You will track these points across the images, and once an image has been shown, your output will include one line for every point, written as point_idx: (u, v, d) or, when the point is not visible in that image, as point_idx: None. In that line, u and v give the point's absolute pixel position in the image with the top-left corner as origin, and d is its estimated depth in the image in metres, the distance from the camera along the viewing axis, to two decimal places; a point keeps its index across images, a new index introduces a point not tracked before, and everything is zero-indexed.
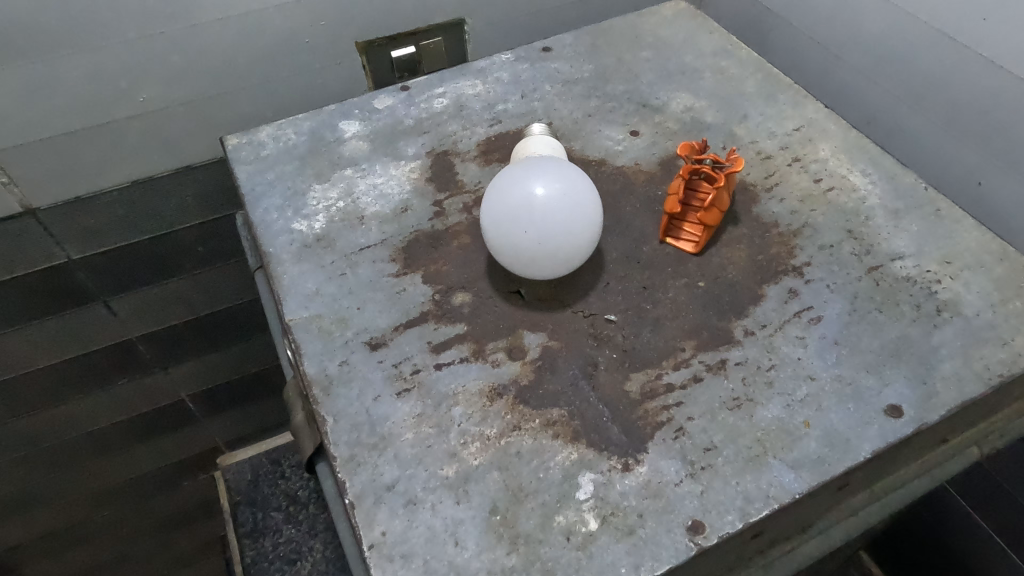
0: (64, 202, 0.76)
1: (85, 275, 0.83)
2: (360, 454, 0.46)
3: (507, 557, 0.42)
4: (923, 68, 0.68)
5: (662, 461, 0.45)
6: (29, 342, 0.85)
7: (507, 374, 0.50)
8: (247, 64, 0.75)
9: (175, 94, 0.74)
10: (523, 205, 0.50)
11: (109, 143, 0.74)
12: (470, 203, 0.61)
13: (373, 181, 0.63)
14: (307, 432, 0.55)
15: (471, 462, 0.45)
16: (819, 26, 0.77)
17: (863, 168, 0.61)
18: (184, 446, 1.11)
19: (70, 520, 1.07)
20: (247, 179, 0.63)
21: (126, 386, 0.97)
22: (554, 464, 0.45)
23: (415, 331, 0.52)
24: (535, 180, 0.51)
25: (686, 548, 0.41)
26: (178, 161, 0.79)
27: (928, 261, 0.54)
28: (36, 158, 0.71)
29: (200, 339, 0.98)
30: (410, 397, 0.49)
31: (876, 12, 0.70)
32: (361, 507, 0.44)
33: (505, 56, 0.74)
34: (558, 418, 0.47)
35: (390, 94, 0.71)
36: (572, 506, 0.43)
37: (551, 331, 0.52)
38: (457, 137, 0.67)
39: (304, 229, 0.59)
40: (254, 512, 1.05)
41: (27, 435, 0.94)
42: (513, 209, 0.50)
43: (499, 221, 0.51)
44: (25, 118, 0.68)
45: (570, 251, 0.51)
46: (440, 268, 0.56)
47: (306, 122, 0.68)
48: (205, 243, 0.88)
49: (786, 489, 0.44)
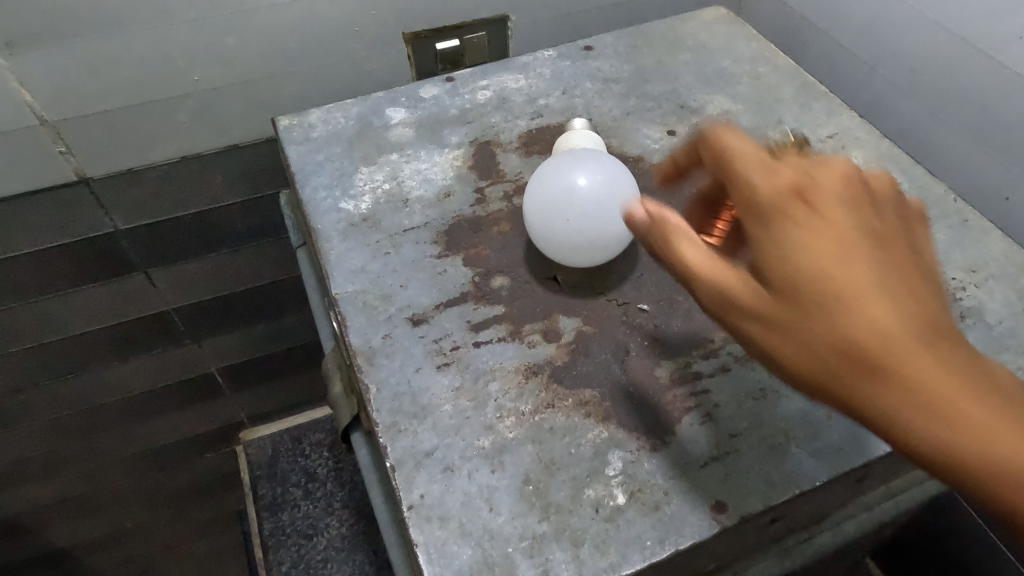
0: (116, 173, 0.79)
1: (130, 246, 0.86)
2: (401, 422, 0.49)
3: (538, 523, 0.44)
4: (956, 83, 0.69)
5: (689, 444, 0.47)
6: (73, 309, 0.89)
7: (542, 355, 0.52)
8: (298, 49, 0.78)
9: (229, 73, 0.76)
10: (558, 174, 0.53)
11: (162, 119, 0.77)
12: (511, 192, 0.64)
13: (417, 167, 0.66)
14: (345, 402, 0.60)
15: (506, 435, 0.48)
16: (857, 37, 0.78)
17: (894, 177, 0.63)
18: (208, 418, 1.15)
19: (97, 482, 1.11)
20: (297, 158, 0.66)
21: (160, 356, 1.00)
22: (585, 441, 0.47)
23: (455, 311, 0.55)
24: (573, 157, 0.54)
25: (709, 526, 0.44)
26: (226, 140, 0.82)
27: (953, 268, 0.56)
28: (94, 130, 0.75)
29: (233, 314, 1.01)
30: (450, 370, 0.51)
31: (913, 27, 0.71)
32: (401, 471, 0.46)
33: (548, 53, 0.77)
34: (590, 399, 0.50)
35: (435, 84, 0.73)
36: (602, 480, 0.46)
37: (586, 316, 0.55)
38: (500, 128, 0.69)
39: (351, 209, 0.62)
40: (274, 487, 1.09)
41: (62, 398, 0.98)
42: (544, 179, 0.54)
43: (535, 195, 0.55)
44: (88, 91, 0.72)
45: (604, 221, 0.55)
46: (481, 251, 0.59)
47: (355, 107, 0.71)
48: (244, 221, 0.91)
49: (807, 477, 0.46)
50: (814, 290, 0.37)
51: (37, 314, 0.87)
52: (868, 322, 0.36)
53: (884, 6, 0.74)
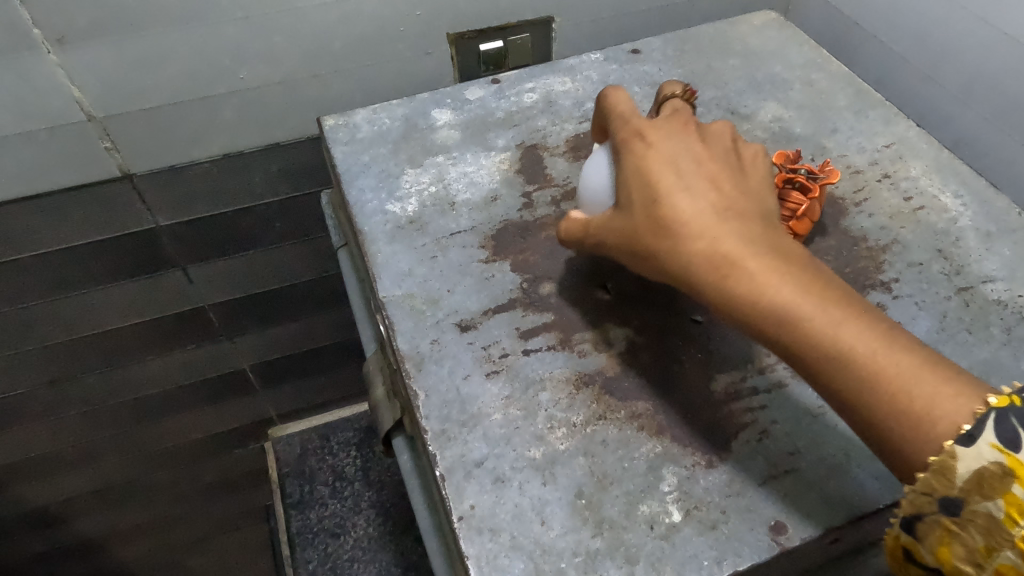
0: (159, 170, 0.79)
1: (169, 242, 0.87)
2: (450, 430, 0.48)
3: (592, 539, 0.43)
4: (1018, 93, 0.67)
5: (745, 461, 0.46)
6: (111, 303, 0.89)
7: (593, 365, 0.51)
8: (343, 48, 0.77)
9: (274, 72, 0.76)
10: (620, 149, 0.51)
11: (206, 117, 0.77)
12: (559, 197, 0.63)
13: (464, 169, 0.65)
14: (387, 407, 0.60)
15: (558, 446, 0.47)
16: (913, 45, 0.76)
17: (955, 190, 0.61)
18: (240, 414, 1.15)
19: (128, 475, 1.12)
20: (343, 158, 0.66)
21: (194, 352, 1.01)
22: (638, 455, 0.46)
23: (504, 317, 0.54)
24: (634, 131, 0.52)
25: (768, 547, 0.42)
26: (268, 139, 0.82)
27: (1019, 286, 0.54)
28: (138, 127, 0.75)
29: (268, 311, 1.01)
30: (499, 378, 0.50)
31: (975, 35, 0.69)
32: (451, 480, 0.45)
33: (594, 56, 0.76)
34: (642, 411, 0.49)
35: (481, 85, 0.72)
36: (656, 497, 0.45)
37: (637, 326, 0.53)
38: (547, 132, 0.68)
39: (397, 211, 0.61)
40: (302, 485, 1.10)
41: (98, 391, 0.99)
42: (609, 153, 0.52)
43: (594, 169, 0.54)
44: (135, 88, 0.72)
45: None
46: (529, 257, 0.58)
47: (400, 108, 0.70)
48: (283, 219, 0.91)
49: (869, 499, 0.44)
50: (712, 264, 0.42)
51: (77, 307, 0.88)
52: (762, 289, 0.41)
53: (943, 12, 0.72)
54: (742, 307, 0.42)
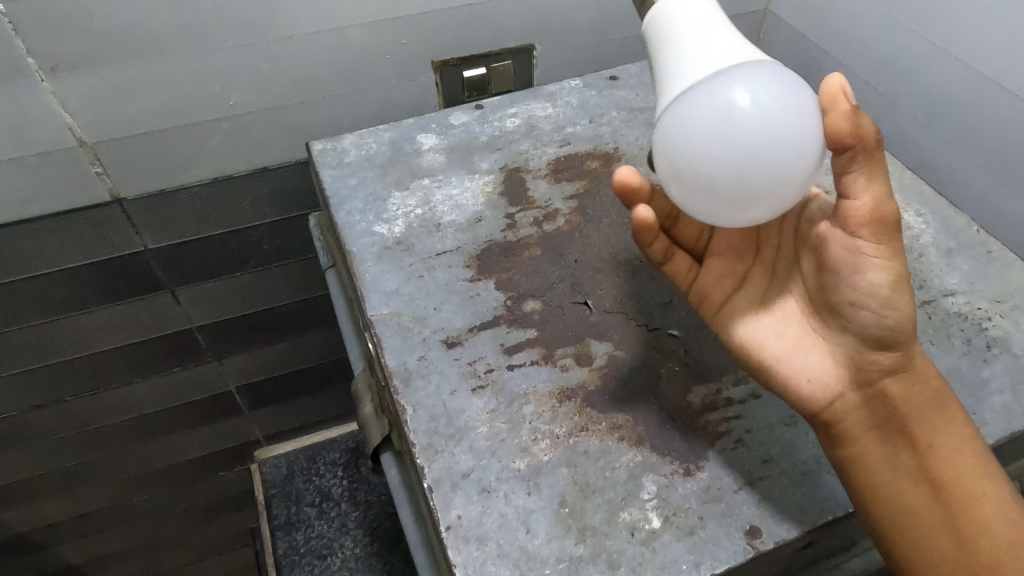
0: (148, 194, 0.81)
1: (158, 264, 0.88)
2: (437, 443, 0.49)
3: (575, 546, 0.45)
4: (975, 116, 0.71)
5: (722, 469, 0.48)
6: (99, 326, 0.90)
7: (575, 379, 0.53)
8: (331, 75, 0.80)
9: (263, 99, 0.78)
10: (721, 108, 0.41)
11: (196, 142, 0.79)
12: (540, 218, 0.65)
13: (449, 192, 0.67)
14: (375, 423, 0.61)
15: (542, 457, 0.49)
16: (876, 71, 0.80)
17: (918, 208, 0.64)
18: (226, 436, 1.15)
19: (112, 499, 1.12)
20: (331, 182, 0.68)
21: (181, 374, 1.01)
22: (619, 465, 0.48)
23: (488, 334, 0.56)
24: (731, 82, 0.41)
25: (744, 551, 0.44)
26: (256, 163, 0.84)
27: (978, 299, 0.57)
28: (129, 152, 0.77)
29: (256, 333, 1.02)
30: (485, 393, 0.52)
31: (933, 62, 0.73)
32: (439, 492, 0.47)
33: (574, 82, 0.79)
34: (623, 422, 0.50)
35: (465, 111, 0.75)
36: (637, 504, 0.46)
37: (617, 341, 0.56)
38: (529, 155, 0.71)
39: (384, 233, 0.63)
40: (288, 507, 1.09)
41: (83, 414, 0.99)
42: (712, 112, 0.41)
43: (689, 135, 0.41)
44: (126, 114, 0.73)
45: (737, 126, 0.40)
46: (512, 276, 0.60)
47: (387, 133, 0.73)
48: (271, 241, 0.92)
49: (839, 503, 0.46)
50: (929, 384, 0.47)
51: (64, 331, 0.88)
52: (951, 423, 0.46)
53: (903, 40, 0.75)
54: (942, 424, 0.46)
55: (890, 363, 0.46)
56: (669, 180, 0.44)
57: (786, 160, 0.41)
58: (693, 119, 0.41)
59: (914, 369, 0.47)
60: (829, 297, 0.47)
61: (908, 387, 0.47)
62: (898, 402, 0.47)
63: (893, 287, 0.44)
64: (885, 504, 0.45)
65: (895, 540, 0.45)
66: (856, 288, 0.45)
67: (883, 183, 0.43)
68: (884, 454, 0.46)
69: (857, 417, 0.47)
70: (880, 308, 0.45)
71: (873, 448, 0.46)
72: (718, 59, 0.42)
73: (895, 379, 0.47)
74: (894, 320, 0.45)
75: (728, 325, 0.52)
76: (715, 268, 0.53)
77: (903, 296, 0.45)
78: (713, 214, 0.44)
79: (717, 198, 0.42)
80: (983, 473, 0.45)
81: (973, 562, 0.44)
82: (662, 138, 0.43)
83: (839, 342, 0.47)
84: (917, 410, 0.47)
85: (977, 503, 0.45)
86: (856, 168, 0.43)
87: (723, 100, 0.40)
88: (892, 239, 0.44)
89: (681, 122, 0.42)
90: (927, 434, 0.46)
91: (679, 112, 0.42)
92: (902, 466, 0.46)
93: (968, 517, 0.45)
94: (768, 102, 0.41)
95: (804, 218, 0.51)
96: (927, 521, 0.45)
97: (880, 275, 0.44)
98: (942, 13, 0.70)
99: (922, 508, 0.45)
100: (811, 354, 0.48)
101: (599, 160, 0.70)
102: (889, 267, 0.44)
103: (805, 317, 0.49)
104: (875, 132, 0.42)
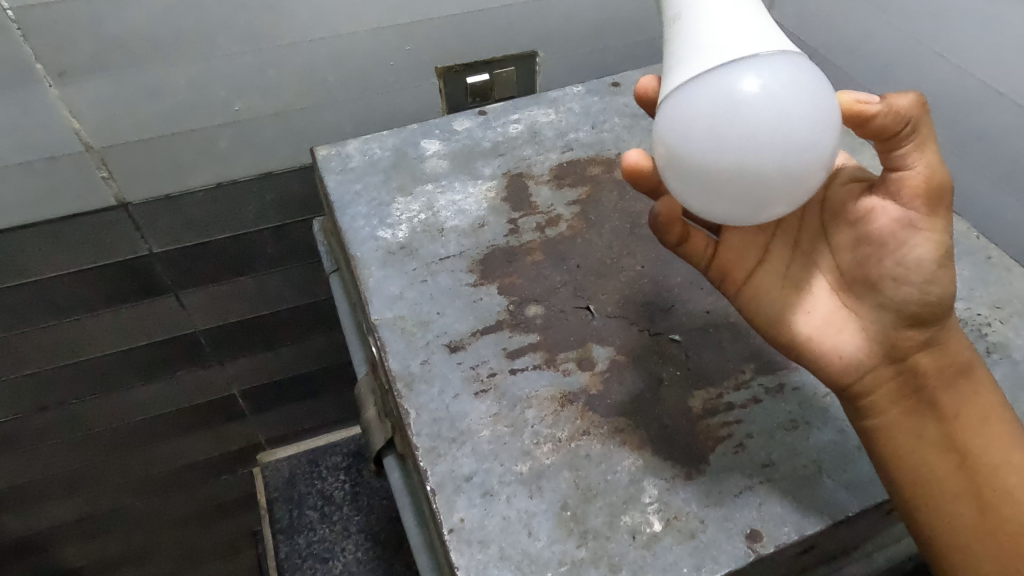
0: (154, 199, 0.82)
1: (163, 268, 0.88)
2: (440, 447, 0.50)
3: (577, 549, 0.45)
4: (975, 123, 0.71)
5: (722, 474, 0.48)
6: (104, 330, 0.91)
7: (577, 383, 0.53)
8: (336, 81, 0.80)
9: (268, 104, 0.79)
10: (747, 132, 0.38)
11: (201, 147, 0.80)
12: (543, 224, 0.66)
13: (452, 197, 0.68)
14: (378, 426, 0.61)
15: (544, 461, 0.49)
16: (877, 78, 0.81)
17: None
18: (229, 440, 1.15)
19: (115, 502, 1.12)
20: (336, 188, 0.68)
21: (184, 377, 1.02)
22: (621, 468, 0.49)
23: (491, 338, 0.56)
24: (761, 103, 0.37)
25: (745, 554, 0.44)
26: (261, 168, 0.85)
27: (979, 304, 0.57)
28: (135, 157, 0.77)
29: (259, 336, 1.02)
30: (488, 397, 0.53)
31: (934, 69, 0.73)
32: (441, 495, 0.47)
33: (576, 89, 0.79)
34: (624, 426, 0.51)
35: (468, 117, 0.76)
36: (638, 508, 0.47)
37: (618, 346, 0.56)
38: (531, 161, 0.71)
39: (388, 237, 0.64)
40: (290, 510, 1.10)
41: (87, 417, 0.99)
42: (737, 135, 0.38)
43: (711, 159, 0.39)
44: (132, 120, 0.74)
45: (791, 124, 0.38)
46: (515, 281, 0.61)
47: (391, 138, 0.73)
48: (275, 245, 0.93)
49: (839, 507, 0.47)
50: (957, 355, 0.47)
51: (69, 334, 0.89)
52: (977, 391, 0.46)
53: (904, 48, 0.76)
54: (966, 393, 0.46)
55: (924, 337, 0.45)
56: (689, 152, 0.39)
57: (816, 160, 0.39)
58: (745, 91, 0.37)
59: (948, 341, 0.46)
60: (868, 271, 0.45)
61: (941, 360, 0.46)
62: (930, 373, 0.46)
63: (939, 261, 0.43)
64: (909, 472, 0.45)
65: (920, 509, 0.45)
66: (900, 262, 0.44)
67: (933, 152, 0.42)
68: (911, 425, 0.46)
69: (886, 389, 0.47)
70: (923, 284, 0.44)
71: (900, 419, 0.46)
72: (747, 73, 0.38)
73: (928, 353, 0.46)
74: (937, 294, 0.44)
75: (756, 299, 0.50)
76: (736, 242, 0.51)
77: (947, 271, 0.43)
78: (724, 204, 0.41)
79: (736, 187, 0.39)
80: (1009, 441, 0.46)
81: (997, 529, 0.44)
82: (696, 104, 0.39)
83: (875, 317, 0.46)
84: (947, 382, 0.46)
85: (1002, 471, 0.45)
86: (906, 142, 0.41)
87: (775, 82, 0.38)
88: (943, 212, 0.43)
89: (730, 90, 0.38)
90: (954, 404, 0.46)
91: (724, 82, 0.38)
92: (929, 436, 0.46)
93: (991, 485, 0.45)
94: (819, 110, 0.39)
95: (834, 182, 0.49)
96: (950, 488, 0.45)
97: (927, 248, 0.43)
98: (942, 21, 0.71)
99: (947, 476, 0.45)
100: (847, 332, 0.47)
101: (601, 166, 0.71)
102: (937, 239, 0.43)
103: (836, 288, 0.48)
104: (914, 101, 0.40)
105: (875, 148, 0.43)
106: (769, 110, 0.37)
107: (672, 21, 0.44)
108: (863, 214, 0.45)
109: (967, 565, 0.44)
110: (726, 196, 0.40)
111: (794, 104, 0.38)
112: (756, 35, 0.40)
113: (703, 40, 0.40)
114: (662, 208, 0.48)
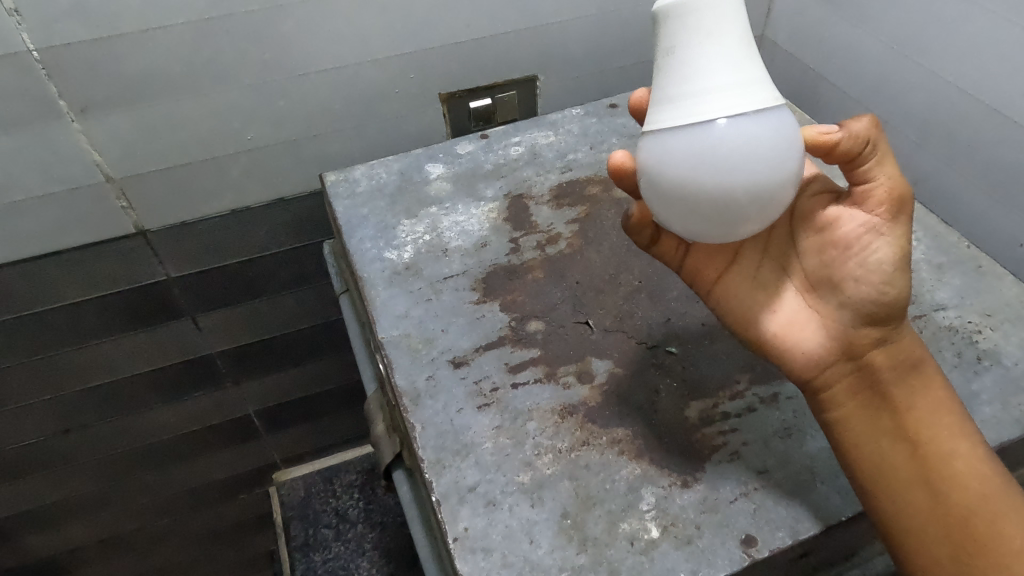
0: (170, 226, 0.85)
1: (179, 292, 0.91)
2: (445, 458, 0.52)
3: (577, 556, 0.46)
4: (965, 135, 0.73)
5: (718, 481, 0.50)
6: (123, 354, 0.94)
7: (577, 396, 0.55)
8: (343, 110, 0.84)
9: (278, 133, 0.82)
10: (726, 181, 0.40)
11: (215, 175, 0.83)
12: (543, 242, 0.68)
13: (455, 219, 0.70)
14: (387, 441, 0.64)
15: (545, 471, 0.51)
16: (869, 92, 0.83)
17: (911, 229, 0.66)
18: (244, 459, 1.18)
19: (135, 522, 1.15)
20: (344, 212, 0.71)
21: (201, 398, 1.04)
22: (619, 477, 0.50)
23: (494, 353, 0.58)
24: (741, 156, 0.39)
25: (740, 559, 0.46)
26: (273, 194, 0.88)
27: (969, 313, 0.59)
28: (151, 187, 0.81)
29: (273, 357, 1.05)
30: (490, 410, 0.55)
31: (923, 84, 0.75)
32: (446, 505, 0.49)
33: (575, 111, 0.82)
34: (622, 437, 0.52)
35: (471, 141, 0.79)
36: (636, 515, 0.48)
37: (616, 359, 0.58)
38: (532, 182, 0.74)
39: (394, 258, 0.66)
40: (306, 528, 1.11)
41: (107, 438, 1.02)
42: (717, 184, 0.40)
43: (694, 201, 0.41)
44: (149, 151, 0.77)
45: (765, 171, 0.40)
46: (517, 298, 0.63)
47: (396, 163, 0.76)
48: (288, 268, 0.96)
49: (832, 511, 0.48)
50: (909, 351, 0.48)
51: (90, 358, 0.92)
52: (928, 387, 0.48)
53: (894, 64, 0.78)
54: (918, 388, 0.48)
55: (879, 335, 0.47)
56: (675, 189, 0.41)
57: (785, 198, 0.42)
58: (732, 146, 0.39)
59: (901, 339, 0.48)
60: (830, 272, 0.47)
61: (895, 355, 0.48)
62: (885, 369, 0.48)
63: (897, 265, 0.45)
64: (866, 463, 0.47)
65: (875, 493, 0.46)
66: (862, 264, 0.45)
67: (893, 166, 0.44)
68: (868, 416, 0.48)
69: (845, 384, 0.48)
70: (882, 284, 0.45)
71: (856, 412, 0.48)
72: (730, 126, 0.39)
73: (883, 350, 0.48)
74: (893, 295, 0.45)
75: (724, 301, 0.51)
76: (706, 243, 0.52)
77: (903, 275, 0.45)
78: (701, 232, 0.43)
79: (713, 222, 0.42)
80: (956, 431, 0.47)
81: (943, 512, 0.45)
82: (683, 151, 0.40)
83: (835, 315, 0.47)
84: (901, 377, 0.48)
85: (951, 459, 0.46)
86: (867, 159, 0.43)
87: (760, 135, 0.40)
88: (905, 220, 0.45)
89: (714, 141, 0.39)
90: (907, 398, 0.47)
91: (712, 133, 0.39)
92: (882, 428, 0.47)
93: (940, 472, 0.46)
94: (790, 154, 0.41)
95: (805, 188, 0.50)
96: (902, 476, 0.46)
97: (887, 252, 0.45)
98: (929, 38, 0.73)
99: (899, 464, 0.46)
100: (811, 330, 0.48)
101: (599, 186, 0.73)
102: (898, 244, 0.45)
103: (798, 287, 0.49)
104: (868, 125, 0.43)
105: (840, 166, 0.45)
106: (748, 160, 0.40)
107: (663, 51, 0.42)
108: (827, 221, 0.47)
109: (915, 548, 0.45)
110: (704, 226, 0.43)
111: (772, 151, 0.40)
112: (746, 82, 0.40)
113: (698, 85, 0.40)
114: (635, 208, 0.51)
